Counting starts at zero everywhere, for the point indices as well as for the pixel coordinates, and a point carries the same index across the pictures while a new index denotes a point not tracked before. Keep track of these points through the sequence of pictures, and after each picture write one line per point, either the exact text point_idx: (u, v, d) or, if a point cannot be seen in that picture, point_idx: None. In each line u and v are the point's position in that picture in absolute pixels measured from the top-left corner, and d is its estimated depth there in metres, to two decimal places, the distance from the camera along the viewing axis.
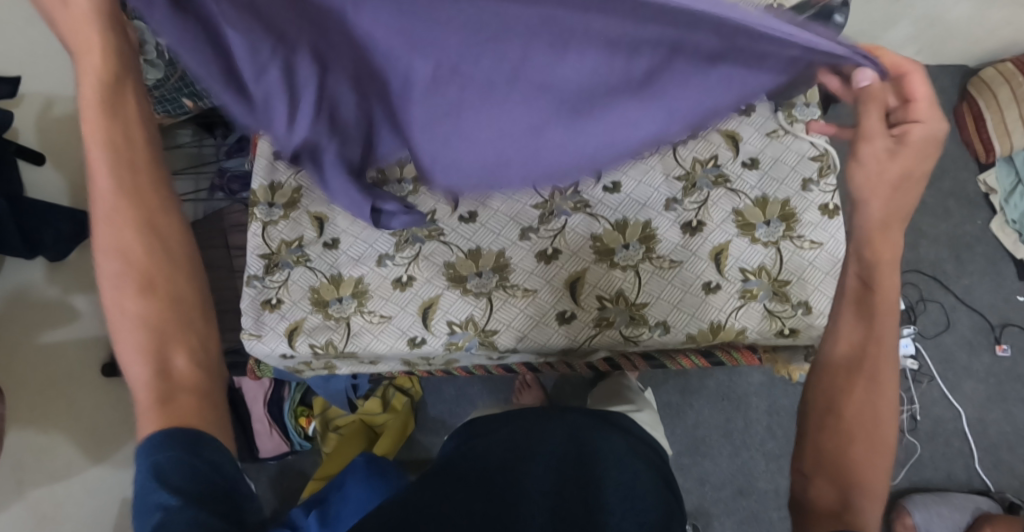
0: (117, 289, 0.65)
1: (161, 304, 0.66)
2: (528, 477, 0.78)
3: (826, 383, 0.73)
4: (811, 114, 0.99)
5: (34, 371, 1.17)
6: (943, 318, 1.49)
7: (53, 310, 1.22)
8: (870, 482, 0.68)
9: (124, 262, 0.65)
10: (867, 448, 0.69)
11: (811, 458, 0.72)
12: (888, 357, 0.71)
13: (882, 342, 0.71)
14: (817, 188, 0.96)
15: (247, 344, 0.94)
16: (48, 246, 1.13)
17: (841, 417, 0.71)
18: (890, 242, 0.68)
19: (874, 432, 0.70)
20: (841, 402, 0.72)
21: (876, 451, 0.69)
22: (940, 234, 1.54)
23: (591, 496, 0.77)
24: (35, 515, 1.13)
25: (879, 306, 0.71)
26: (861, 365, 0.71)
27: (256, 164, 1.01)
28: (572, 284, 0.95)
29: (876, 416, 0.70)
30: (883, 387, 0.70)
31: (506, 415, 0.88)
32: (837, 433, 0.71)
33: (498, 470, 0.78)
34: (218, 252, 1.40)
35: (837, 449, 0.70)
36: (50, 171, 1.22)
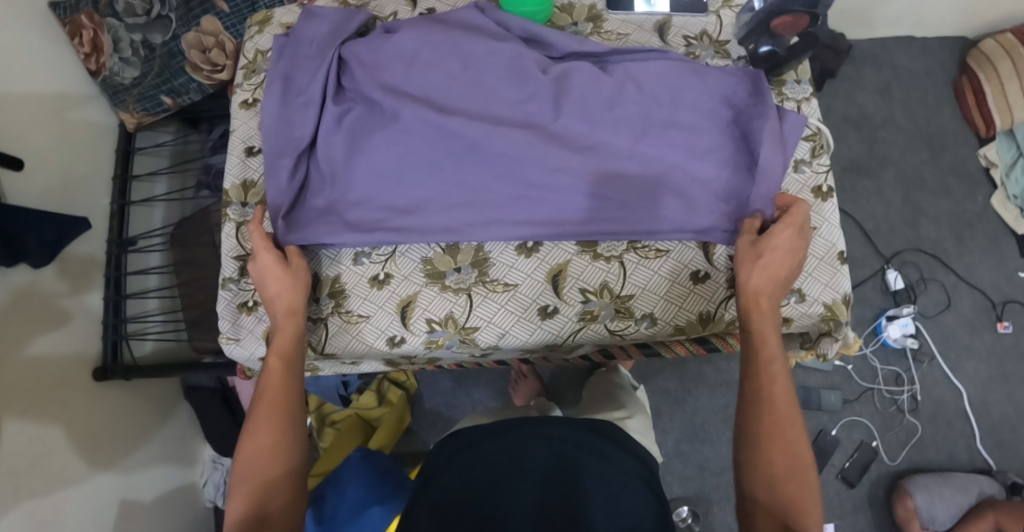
0: (257, 430, 0.79)
1: (282, 445, 0.79)
2: (514, 501, 0.77)
3: (747, 412, 0.77)
4: (802, 92, 0.95)
5: (28, 378, 1.16)
6: (943, 297, 1.47)
7: (44, 315, 1.21)
8: (800, 493, 0.72)
9: (269, 406, 0.80)
10: (788, 467, 0.73)
11: (750, 489, 0.74)
12: (783, 399, 0.77)
13: (775, 386, 0.77)
14: (809, 168, 0.92)
15: (224, 348, 0.93)
16: (32, 253, 1.12)
17: (769, 447, 0.74)
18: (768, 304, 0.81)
19: (792, 450, 0.74)
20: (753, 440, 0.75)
21: (793, 464, 0.73)
22: (940, 212, 1.51)
23: (577, 509, 0.77)
24: (33, 523, 1.12)
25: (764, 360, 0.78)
26: (766, 390, 0.77)
27: (228, 164, 1.00)
28: (554, 277, 0.93)
29: (789, 441, 0.74)
30: (786, 425, 0.75)
31: (488, 426, 0.85)
32: (761, 469, 0.74)
33: (486, 492, 0.78)
34: (206, 251, 1.41)
35: (762, 470, 0.74)
36: (31, 175, 1.20)
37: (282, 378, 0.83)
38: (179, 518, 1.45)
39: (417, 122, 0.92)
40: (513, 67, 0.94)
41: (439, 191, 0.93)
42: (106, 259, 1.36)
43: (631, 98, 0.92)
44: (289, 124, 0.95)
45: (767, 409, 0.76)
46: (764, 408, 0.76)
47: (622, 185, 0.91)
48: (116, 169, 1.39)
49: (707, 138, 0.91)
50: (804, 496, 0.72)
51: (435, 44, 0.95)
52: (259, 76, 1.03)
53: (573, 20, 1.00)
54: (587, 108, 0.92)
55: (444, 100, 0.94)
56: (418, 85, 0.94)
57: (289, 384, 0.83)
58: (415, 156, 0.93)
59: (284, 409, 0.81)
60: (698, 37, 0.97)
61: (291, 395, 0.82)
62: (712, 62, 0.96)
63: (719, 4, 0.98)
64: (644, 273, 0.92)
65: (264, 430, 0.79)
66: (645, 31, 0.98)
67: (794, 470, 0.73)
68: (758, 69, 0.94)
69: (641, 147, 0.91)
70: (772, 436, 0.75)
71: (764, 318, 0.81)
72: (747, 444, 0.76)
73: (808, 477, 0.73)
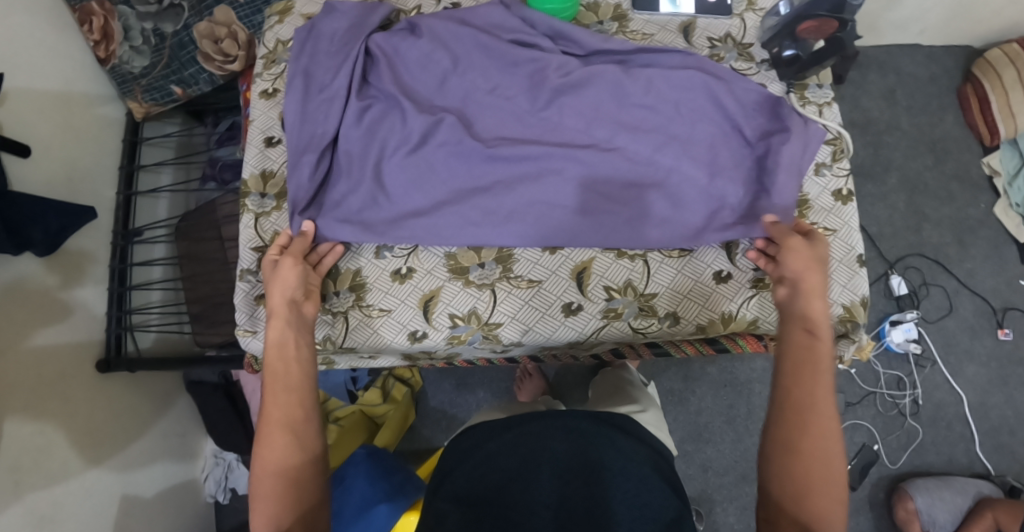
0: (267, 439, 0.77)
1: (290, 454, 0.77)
2: (533, 496, 0.77)
3: (781, 421, 0.75)
4: (824, 96, 0.95)
5: (29, 369, 1.14)
6: (945, 303, 1.49)
7: (47, 306, 1.20)
8: (830, 509, 0.70)
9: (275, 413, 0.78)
10: (821, 479, 0.71)
11: (773, 497, 0.73)
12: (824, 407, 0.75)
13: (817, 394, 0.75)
14: (830, 171, 0.93)
15: (242, 341, 0.92)
16: (37, 242, 1.10)
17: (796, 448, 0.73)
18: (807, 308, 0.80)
19: (830, 461, 0.72)
20: (787, 447, 0.73)
21: (828, 478, 0.71)
22: (942, 217, 1.53)
23: (598, 502, 0.76)
24: (33, 517, 1.10)
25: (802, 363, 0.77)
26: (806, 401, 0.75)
27: (247, 154, 0.99)
28: (578, 274, 0.93)
29: (828, 450, 0.72)
30: (823, 433, 0.73)
31: (506, 420, 0.86)
32: (793, 476, 0.72)
33: (502, 486, 0.78)
34: (211, 244, 1.39)
35: (795, 483, 0.72)
36: (37, 164, 1.19)
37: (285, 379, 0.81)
38: (179, 512, 1.44)
39: (441, 122, 0.92)
40: (534, 68, 0.94)
41: (452, 192, 0.93)
42: (110, 250, 1.34)
43: (653, 103, 0.92)
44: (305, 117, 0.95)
45: (803, 415, 0.74)
46: (797, 418, 0.74)
47: (631, 190, 0.92)
48: (122, 159, 1.37)
49: (727, 147, 0.92)
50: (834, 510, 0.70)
51: (461, 44, 0.96)
52: (278, 66, 1.03)
53: (598, 19, 1.01)
54: (605, 113, 0.93)
55: (465, 104, 0.95)
56: (445, 90, 0.96)
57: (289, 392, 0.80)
58: (429, 156, 0.93)
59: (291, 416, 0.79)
60: (722, 40, 0.98)
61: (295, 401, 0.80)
62: (736, 64, 0.97)
63: (743, 7, 0.99)
64: (669, 272, 0.93)
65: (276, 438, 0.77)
66: (669, 31, 0.99)
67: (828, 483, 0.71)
68: (781, 73, 0.95)
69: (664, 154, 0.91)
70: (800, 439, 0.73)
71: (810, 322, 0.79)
72: (780, 453, 0.73)
73: (838, 489, 0.71)
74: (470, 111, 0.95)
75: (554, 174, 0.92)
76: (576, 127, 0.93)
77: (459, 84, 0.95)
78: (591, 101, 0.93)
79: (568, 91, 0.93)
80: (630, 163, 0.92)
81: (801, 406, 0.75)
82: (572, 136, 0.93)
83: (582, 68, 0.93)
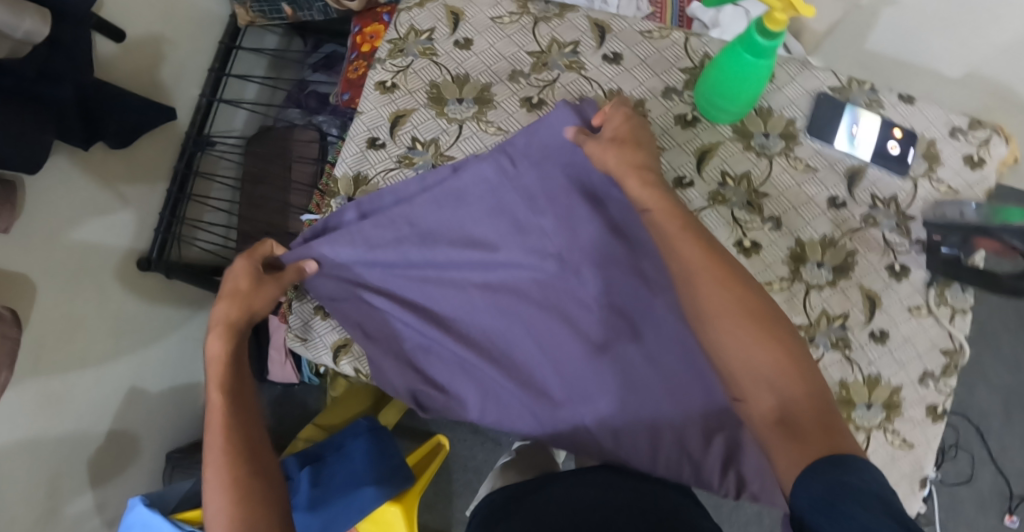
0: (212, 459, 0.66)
1: (248, 448, 0.68)
2: (578, 497, 0.75)
3: (732, 333, 0.65)
4: (963, 302, 0.86)
5: (71, 258, 1.14)
6: (967, 470, 1.46)
7: (102, 197, 1.18)
8: (777, 358, 0.63)
9: (222, 417, 0.69)
10: (767, 345, 0.64)
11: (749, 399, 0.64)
12: (774, 321, 0.65)
13: (727, 313, 0.65)
14: (934, 384, 0.84)
15: (290, 343, 0.89)
16: (109, 135, 1.10)
17: (719, 337, 0.65)
18: (721, 300, 0.66)
19: (760, 314, 0.65)
20: (739, 334, 0.65)
21: (761, 319, 0.65)
22: (1001, 385, 1.48)
23: (640, 491, 0.76)
24: (43, 395, 1.14)
25: (755, 308, 0.65)
26: (734, 306, 0.65)
27: (345, 150, 0.91)
28: (622, 420, 0.83)
29: (768, 327, 0.64)
30: (768, 330, 0.64)
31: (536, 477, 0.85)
32: (734, 350, 0.64)
33: (551, 501, 0.75)
34: (279, 180, 1.34)
35: (753, 347, 0.64)
36: (125, 51, 1.14)
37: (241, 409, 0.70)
38: (179, 409, 1.49)
39: (477, 192, 0.86)
40: (618, 252, 0.84)
41: (513, 237, 0.86)
42: (179, 150, 1.31)
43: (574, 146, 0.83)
44: (488, 196, 0.86)
45: (745, 308, 0.65)
46: (742, 315, 0.65)
47: (647, 320, 0.84)
48: (213, 63, 1.32)
49: (685, 471, 0.82)
50: (782, 355, 0.63)
51: (603, 254, 0.84)
52: (405, 58, 0.93)
53: (765, 129, 0.88)
54: (650, 317, 0.83)
55: (580, 235, 0.84)
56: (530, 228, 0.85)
57: (243, 410, 0.70)
58: (498, 218, 0.86)
59: (241, 418, 0.70)
60: (885, 201, 0.87)
61: (252, 424, 0.70)
62: (889, 235, 0.86)
63: (921, 171, 0.88)
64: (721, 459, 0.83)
65: (219, 458, 0.66)
66: (835, 172, 0.87)
67: (758, 320, 0.65)
68: (931, 264, 0.85)
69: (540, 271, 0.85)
70: (775, 441, 0.61)
71: (719, 270, 0.68)
72: (739, 346, 0.64)
73: (782, 350, 0.63)
74: (417, 271, 0.87)
75: (590, 272, 0.84)
76: (615, 307, 0.84)
77: (580, 264, 0.84)
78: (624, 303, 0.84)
79: (611, 286, 0.84)
80: (661, 313, 0.83)
81: (744, 312, 0.65)
82: (519, 282, 0.86)
83: (635, 273, 0.83)
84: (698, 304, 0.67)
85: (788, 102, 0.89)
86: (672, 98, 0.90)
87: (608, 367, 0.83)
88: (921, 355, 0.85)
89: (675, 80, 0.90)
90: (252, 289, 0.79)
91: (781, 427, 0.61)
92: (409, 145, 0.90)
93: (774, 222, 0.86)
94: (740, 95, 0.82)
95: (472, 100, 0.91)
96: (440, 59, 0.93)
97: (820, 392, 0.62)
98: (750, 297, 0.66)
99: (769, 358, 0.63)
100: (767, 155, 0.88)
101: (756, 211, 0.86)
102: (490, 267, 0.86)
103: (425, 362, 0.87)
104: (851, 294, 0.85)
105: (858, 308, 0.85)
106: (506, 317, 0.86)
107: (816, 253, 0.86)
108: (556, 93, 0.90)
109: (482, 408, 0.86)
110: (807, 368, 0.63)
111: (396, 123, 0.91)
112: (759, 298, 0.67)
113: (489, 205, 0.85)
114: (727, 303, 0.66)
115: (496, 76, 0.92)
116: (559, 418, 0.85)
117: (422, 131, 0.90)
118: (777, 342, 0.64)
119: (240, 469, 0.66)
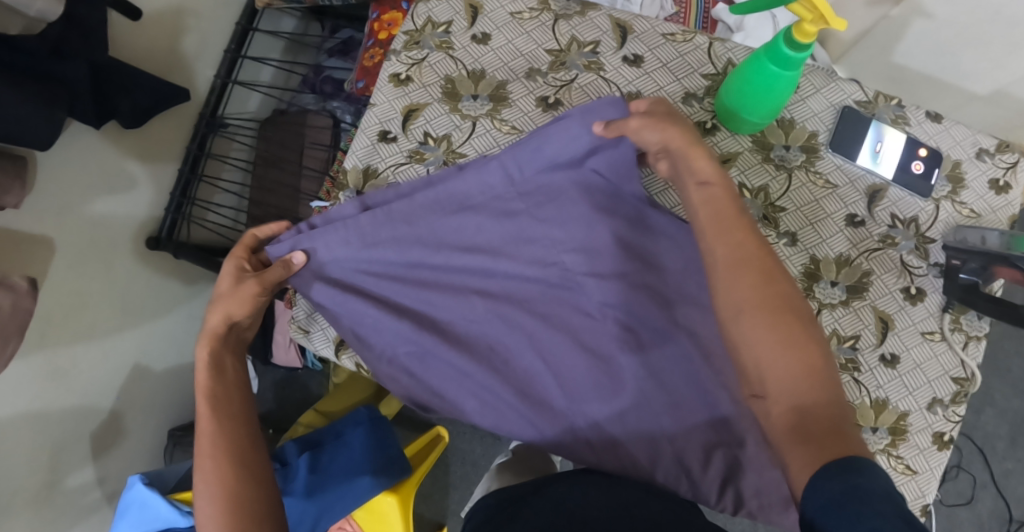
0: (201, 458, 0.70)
1: (234, 447, 0.71)
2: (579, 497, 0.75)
3: (762, 326, 0.65)
4: (978, 329, 0.84)
5: (81, 235, 1.14)
6: (967, 492, 1.44)
7: (113, 174, 1.18)
8: (803, 362, 0.62)
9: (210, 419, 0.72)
10: (796, 347, 0.63)
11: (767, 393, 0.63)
12: (808, 328, 0.64)
13: (763, 308, 0.65)
14: (942, 411, 0.82)
15: (293, 335, 0.89)
16: (123, 114, 1.10)
17: (748, 328, 0.65)
18: (756, 293, 0.66)
19: (794, 316, 0.65)
20: (770, 329, 0.64)
21: (794, 320, 0.64)
22: (1008, 407, 1.46)
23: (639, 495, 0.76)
24: (48, 369, 1.14)
25: (790, 309, 0.65)
26: (768, 301, 0.65)
27: (356, 142, 0.90)
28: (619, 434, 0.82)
29: (801, 328, 0.64)
30: (801, 334, 0.64)
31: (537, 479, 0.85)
32: (761, 344, 0.64)
33: (552, 501, 0.75)
34: (290, 165, 1.34)
35: (778, 345, 0.63)
36: (142, 28, 1.13)
37: (228, 409, 0.73)
38: (182, 387, 1.50)
39: (482, 197, 0.84)
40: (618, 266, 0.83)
41: (516, 244, 0.85)
42: (192, 131, 1.30)
43: (589, 157, 0.82)
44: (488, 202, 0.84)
45: (782, 306, 0.65)
46: (777, 311, 0.65)
47: (648, 334, 0.82)
48: (229, 44, 1.31)
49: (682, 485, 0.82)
50: (809, 360, 0.63)
51: (608, 264, 0.83)
52: (421, 51, 0.91)
53: (785, 142, 0.86)
54: (652, 332, 0.82)
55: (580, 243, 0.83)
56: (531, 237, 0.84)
57: (230, 410, 0.73)
58: (498, 225, 0.84)
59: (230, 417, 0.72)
60: (905, 222, 0.85)
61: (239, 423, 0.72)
62: (906, 256, 0.84)
63: (944, 193, 0.85)
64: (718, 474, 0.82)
65: (207, 458, 0.70)
66: (855, 190, 0.85)
67: (790, 319, 0.64)
68: (948, 288, 0.83)
69: (539, 281, 0.85)
70: (785, 440, 0.61)
71: (761, 265, 0.67)
72: (769, 341, 0.64)
73: (809, 356, 0.63)
74: (416, 274, 0.85)
75: (593, 282, 0.83)
76: (618, 318, 0.82)
77: (580, 274, 0.83)
78: (630, 317, 0.82)
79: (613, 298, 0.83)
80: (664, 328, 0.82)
81: (778, 310, 0.65)
82: (522, 291, 0.85)
83: (639, 284, 0.82)
84: (731, 297, 0.67)
85: (811, 115, 0.87)
86: (691, 104, 0.87)
87: (609, 381, 0.82)
88: (931, 381, 0.83)
89: (695, 86, 0.88)
90: (229, 290, 0.79)
91: (794, 429, 0.60)
92: (420, 140, 0.89)
93: (789, 237, 0.84)
94: (750, 101, 0.80)
95: (487, 97, 0.89)
96: (457, 54, 0.91)
97: (836, 403, 0.61)
98: (789, 299, 0.66)
99: (792, 361, 0.63)
100: (786, 169, 0.85)
101: (772, 226, 0.84)
102: (490, 273, 0.85)
103: (421, 366, 0.86)
104: (863, 315, 0.83)
105: (870, 330, 0.83)
106: (507, 327, 0.85)
107: (830, 271, 0.84)
108: (573, 94, 0.88)
109: (481, 413, 0.86)
110: (832, 379, 0.62)
111: (409, 117, 0.89)
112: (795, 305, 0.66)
113: (487, 213, 0.84)
114: (765, 297, 0.66)
115: (513, 73, 0.90)
116: (560, 425, 0.84)
117: (434, 127, 0.89)
118: (804, 347, 0.63)
119: (227, 469, 0.69)
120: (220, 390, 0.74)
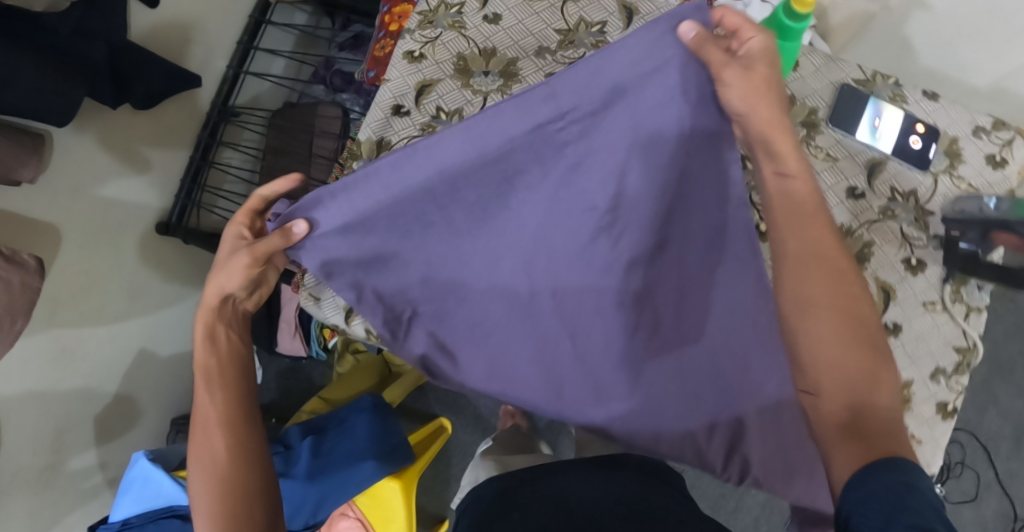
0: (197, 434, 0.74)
1: (231, 430, 0.74)
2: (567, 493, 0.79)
3: (827, 325, 0.66)
4: (978, 301, 0.86)
5: (92, 216, 1.16)
6: (972, 490, 1.44)
7: (127, 158, 1.20)
8: (860, 366, 0.65)
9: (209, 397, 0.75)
10: (853, 350, 0.65)
11: (823, 396, 0.65)
12: (870, 332, 0.66)
13: (830, 308, 0.67)
14: (945, 381, 0.84)
15: (302, 302, 0.90)
16: (137, 98, 1.12)
17: (811, 328, 0.67)
18: (823, 292, 0.67)
19: (856, 317, 0.67)
20: (833, 330, 0.66)
21: (855, 321, 0.66)
22: (1011, 405, 1.46)
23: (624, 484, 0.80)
24: (55, 349, 1.14)
25: (853, 311, 0.67)
26: (832, 300, 0.67)
27: (370, 115, 0.92)
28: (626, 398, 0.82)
29: (862, 325, 0.66)
30: (860, 339, 0.66)
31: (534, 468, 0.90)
32: (821, 344, 0.66)
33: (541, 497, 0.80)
34: (300, 153, 1.36)
35: (837, 346, 0.66)
36: (160, 17, 1.17)
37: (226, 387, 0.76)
38: (187, 377, 1.50)
39: (530, 147, 0.72)
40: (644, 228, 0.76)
41: (559, 198, 0.76)
42: (204, 120, 1.33)
43: (652, 85, 0.69)
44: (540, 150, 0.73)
45: (847, 307, 0.67)
46: (838, 310, 0.66)
47: (662, 302, 0.79)
48: (243, 36, 1.34)
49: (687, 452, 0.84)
50: (867, 363, 0.65)
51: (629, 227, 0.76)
52: (434, 30, 0.94)
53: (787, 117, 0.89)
54: (664, 299, 0.79)
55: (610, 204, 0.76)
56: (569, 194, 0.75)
57: (227, 389, 0.76)
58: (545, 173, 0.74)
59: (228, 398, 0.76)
60: (904, 195, 0.87)
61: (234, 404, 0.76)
62: (907, 228, 0.86)
63: (942, 167, 0.87)
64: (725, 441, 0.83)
65: (201, 437, 0.74)
66: (854, 163, 0.87)
67: (848, 316, 0.66)
68: (948, 259, 0.85)
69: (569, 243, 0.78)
70: (837, 444, 0.63)
71: (831, 262, 0.68)
72: (829, 342, 0.66)
73: (868, 364, 0.65)
74: (443, 230, 0.77)
75: (614, 247, 0.78)
76: (633, 285, 0.79)
77: (604, 238, 0.77)
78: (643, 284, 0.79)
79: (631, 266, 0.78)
80: (677, 294, 0.79)
81: (842, 310, 0.66)
82: (553, 255, 0.79)
83: (658, 249, 0.77)
84: (802, 292, 0.68)
85: (812, 92, 0.90)
86: None
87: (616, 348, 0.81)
88: (933, 351, 0.84)
89: None
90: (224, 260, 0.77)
91: (844, 431, 0.63)
92: (433, 114, 0.91)
93: None
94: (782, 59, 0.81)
95: (498, 73, 0.92)
96: (468, 32, 0.94)
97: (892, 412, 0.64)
98: (854, 300, 0.67)
99: (851, 365, 0.65)
100: None
101: None
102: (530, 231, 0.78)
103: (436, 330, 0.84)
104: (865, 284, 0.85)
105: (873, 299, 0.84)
106: (529, 288, 0.80)
107: None
108: None
109: (488, 378, 0.85)
110: (889, 385, 0.65)
111: (421, 92, 0.92)
112: (857, 303, 0.67)
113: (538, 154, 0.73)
114: (830, 292, 0.67)
115: (522, 51, 0.93)
116: (567, 401, 0.84)
117: (447, 102, 0.92)
118: (864, 355, 0.65)
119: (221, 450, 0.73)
120: (222, 366, 0.77)
